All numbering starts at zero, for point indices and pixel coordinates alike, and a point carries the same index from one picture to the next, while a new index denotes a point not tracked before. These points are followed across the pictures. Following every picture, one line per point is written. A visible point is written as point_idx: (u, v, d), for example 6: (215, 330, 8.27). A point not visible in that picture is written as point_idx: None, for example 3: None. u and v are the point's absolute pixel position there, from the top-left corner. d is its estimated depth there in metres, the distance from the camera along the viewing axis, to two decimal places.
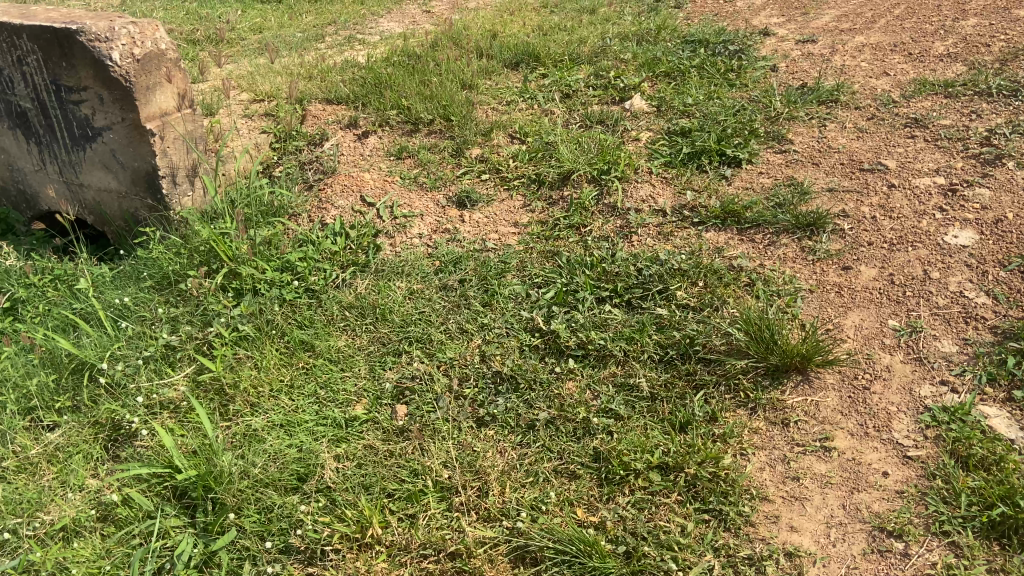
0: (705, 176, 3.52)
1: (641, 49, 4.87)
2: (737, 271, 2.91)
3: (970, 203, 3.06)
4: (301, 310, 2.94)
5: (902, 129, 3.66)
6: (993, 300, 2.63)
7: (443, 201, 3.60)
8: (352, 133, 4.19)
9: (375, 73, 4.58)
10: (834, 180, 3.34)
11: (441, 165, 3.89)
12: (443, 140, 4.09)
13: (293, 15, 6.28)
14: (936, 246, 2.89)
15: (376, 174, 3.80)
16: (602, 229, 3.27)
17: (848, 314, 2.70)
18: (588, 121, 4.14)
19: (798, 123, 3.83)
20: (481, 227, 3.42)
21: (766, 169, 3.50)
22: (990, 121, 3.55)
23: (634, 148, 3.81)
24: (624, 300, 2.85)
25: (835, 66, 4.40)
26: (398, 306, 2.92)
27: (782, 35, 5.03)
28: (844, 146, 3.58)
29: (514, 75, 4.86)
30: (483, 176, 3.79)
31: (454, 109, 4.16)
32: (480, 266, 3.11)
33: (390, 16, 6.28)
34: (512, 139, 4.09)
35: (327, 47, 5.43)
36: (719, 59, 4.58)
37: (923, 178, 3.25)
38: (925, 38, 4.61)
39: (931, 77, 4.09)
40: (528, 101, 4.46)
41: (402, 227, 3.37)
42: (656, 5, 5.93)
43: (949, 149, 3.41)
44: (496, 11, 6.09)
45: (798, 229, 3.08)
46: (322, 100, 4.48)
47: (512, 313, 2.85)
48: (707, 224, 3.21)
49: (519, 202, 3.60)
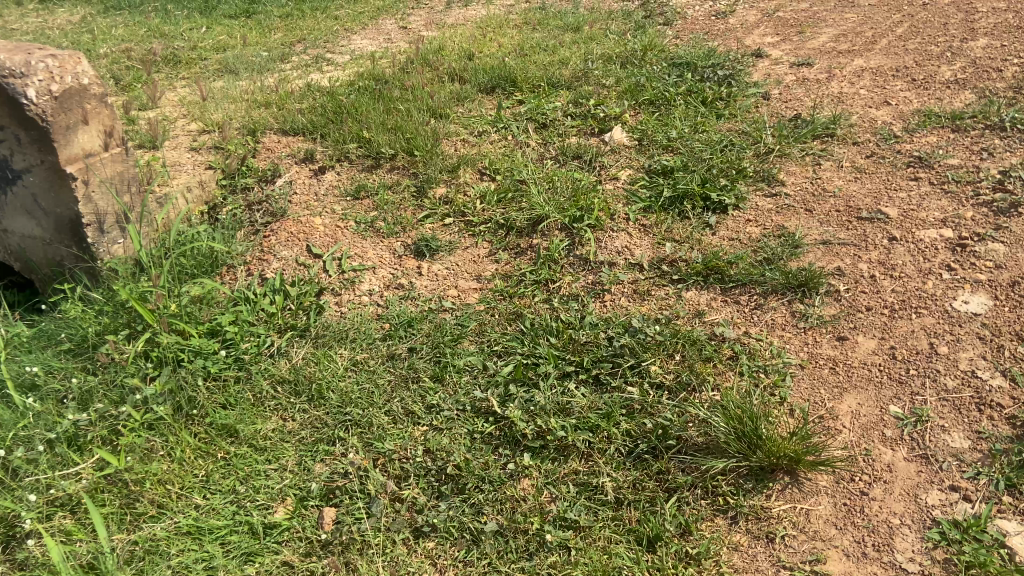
0: (688, 223, 3.20)
1: (624, 74, 4.54)
2: (719, 341, 2.59)
3: (981, 261, 2.72)
4: (229, 386, 2.63)
5: (905, 168, 3.32)
6: (1011, 383, 2.30)
7: (400, 250, 3.27)
8: (308, 169, 3.86)
9: (336, 102, 4.25)
10: (829, 230, 3.01)
11: (402, 207, 3.56)
12: (405, 176, 3.76)
13: (260, 30, 5.97)
14: (943, 312, 2.56)
15: (329, 217, 3.46)
16: (571, 287, 2.95)
17: (843, 397, 2.36)
18: (563, 156, 3.81)
19: (791, 161, 3.51)
20: (440, 281, 3.09)
21: (755, 217, 3.17)
22: (1002, 161, 3.22)
23: (612, 188, 3.49)
24: (591, 375, 2.52)
25: (832, 94, 4.07)
26: (337, 382, 2.60)
27: (776, 57, 4.71)
28: (840, 189, 3.25)
29: (487, 101, 4.53)
30: (446, 220, 3.47)
31: (419, 143, 3.84)
32: (433, 331, 2.78)
33: (363, 33, 5.95)
34: (481, 177, 3.76)
35: (292, 70, 5.11)
36: (708, 85, 4.25)
37: (927, 230, 2.91)
38: (930, 62, 4.28)
39: (937, 107, 3.76)
40: (500, 132, 4.14)
41: (351, 282, 3.04)
42: (643, 22, 5.61)
43: (957, 194, 3.08)
44: (475, 29, 5.78)
45: (788, 290, 2.76)
46: (278, 131, 4.15)
47: (465, 391, 2.52)
48: (687, 282, 2.88)
49: (483, 251, 3.27)
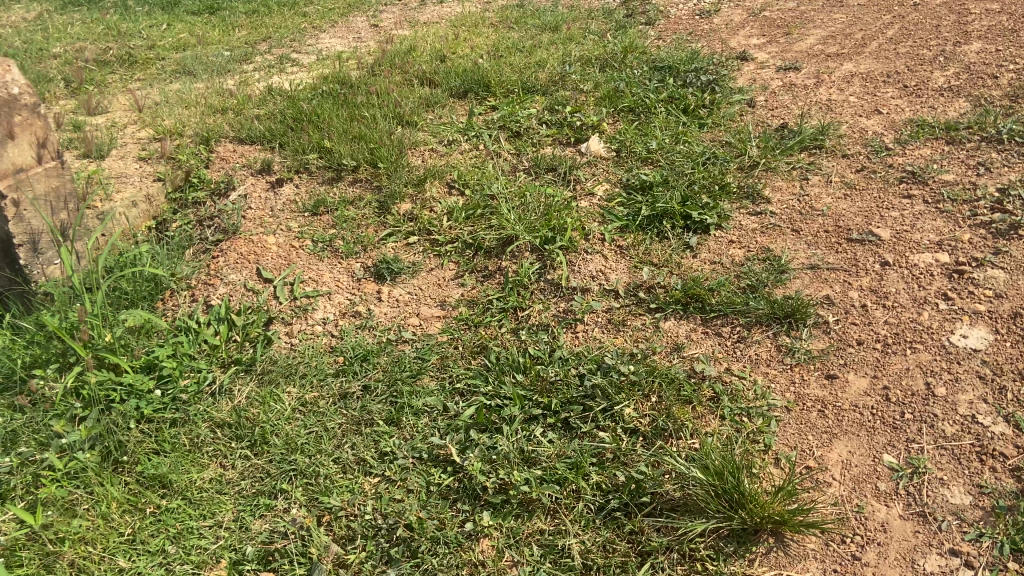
0: (667, 244, 2.99)
1: (603, 79, 4.33)
2: (699, 380, 2.39)
3: (979, 289, 2.53)
4: (164, 430, 2.40)
5: (897, 183, 3.13)
6: (1014, 430, 2.11)
7: (359, 272, 3.04)
8: (264, 181, 3.62)
9: (297, 109, 4.01)
10: (817, 254, 2.82)
11: (363, 224, 3.33)
12: (369, 190, 3.53)
13: (224, 28, 5.70)
14: (940, 348, 2.36)
15: (284, 236, 3.23)
16: (541, 316, 2.74)
17: (833, 444, 2.17)
18: (537, 168, 3.60)
19: (776, 176, 3.31)
20: (400, 308, 2.87)
21: (738, 238, 2.98)
22: (1000, 177, 3.04)
23: (587, 204, 3.28)
24: (559, 419, 2.30)
25: (820, 101, 3.88)
26: (283, 426, 2.37)
27: (762, 60, 4.51)
28: (828, 208, 3.06)
29: (459, 107, 4.31)
30: (411, 238, 3.25)
31: (383, 154, 3.61)
32: (390, 366, 2.56)
33: (332, 30, 5.71)
34: (449, 191, 3.54)
35: (255, 71, 4.86)
36: (690, 91, 4.04)
37: (922, 254, 2.72)
38: (922, 66, 4.09)
39: (930, 116, 3.57)
40: (471, 141, 3.92)
41: (303, 309, 2.81)
42: (625, 21, 5.39)
43: (953, 214, 2.89)
44: (450, 28, 5.54)
45: (773, 321, 2.56)
46: (234, 139, 3.90)
47: (422, 436, 2.31)
48: (666, 311, 2.68)
49: (449, 275, 3.06)
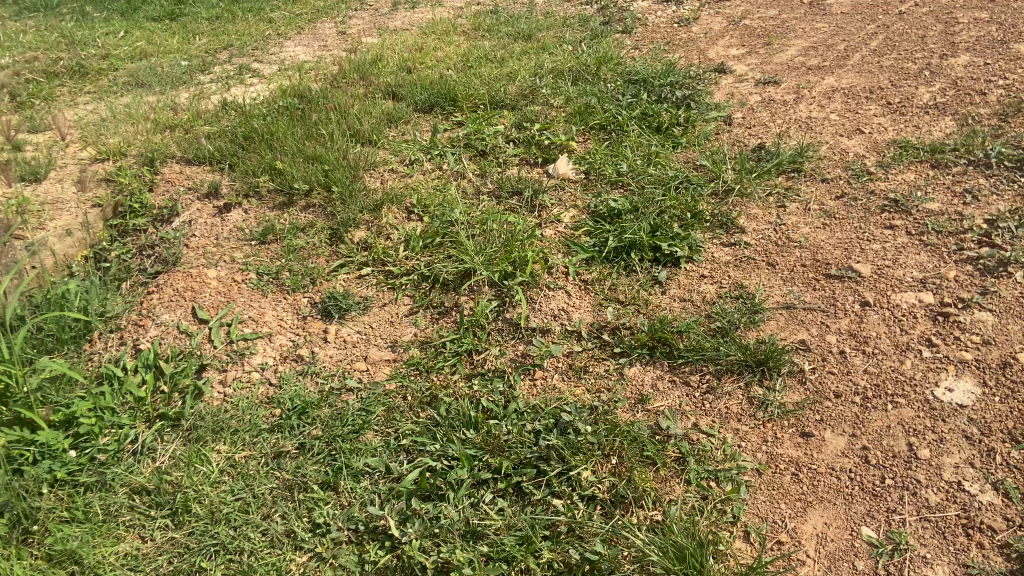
0: (635, 279, 2.80)
1: (574, 93, 4.14)
2: (664, 439, 2.20)
3: (966, 335, 2.36)
4: (79, 495, 2.18)
5: (879, 212, 2.95)
6: (1004, 500, 1.93)
7: (305, 309, 2.83)
8: (210, 206, 3.40)
9: (250, 126, 3.78)
10: (793, 291, 2.63)
11: (313, 254, 3.11)
12: (321, 216, 3.31)
13: (184, 36, 5.46)
14: (923, 402, 2.18)
15: (226, 268, 3.01)
16: (497, 361, 2.53)
17: (807, 515, 1.98)
18: (501, 192, 3.40)
19: (752, 202, 3.13)
20: (347, 350, 2.66)
21: (710, 272, 2.79)
22: (989, 206, 2.86)
23: (551, 233, 3.08)
24: (511, 484, 2.10)
25: (799, 120, 3.70)
26: (208, 492, 2.16)
27: (741, 73, 4.32)
28: (806, 239, 2.87)
29: (424, 122, 4.10)
30: (363, 270, 3.03)
31: (336, 177, 3.39)
32: (330, 419, 2.36)
33: (298, 38, 5.48)
34: (408, 217, 3.33)
35: (211, 83, 4.63)
36: (664, 107, 3.85)
37: (905, 293, 2.54)
38: (907, 81, 3.92)
39: (915, 137, 3.40)
40: (434, 161, 3.71)
41: (240, 354, 2.59)
42: (601, 29, 5.20)
43: (938, 247, 2.71)
44: (419, 35, 5.33)
45: (746, 369, 2.37)
46: (181, 159, 3.67)
47: (360, 505, 2.11)
48: (631, 356, 2.48)
49: (402, 311, 2.85)
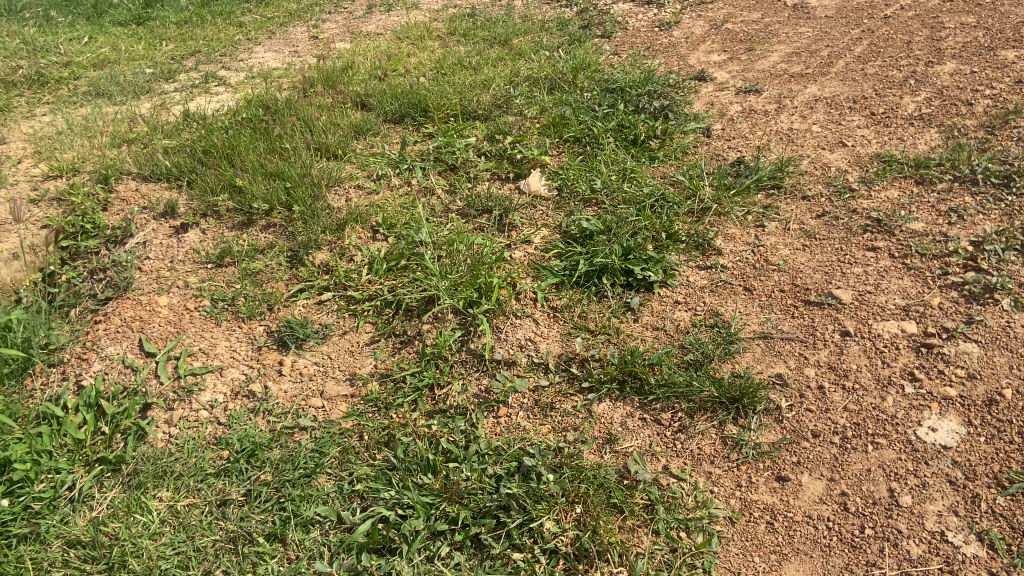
0: (606, 305, 2.67)
1: (550, 103, 4.01)
2: (632, 484, 2.07)
3: (950, 368, 2.24)
4: (9, 550, 2.03)
5: (861, 232, 2.84)
6: (989, 552, 1.82)
7: (260, 339, 2.68)
8: (166, 225, 3.25)
9: (210, 140, 3.63)
10: (771, 320, 2.52)
11: (272, 278, 2.97)
12: (282, 236, 3.16)
13: (151, 41, 5.28)
14: (905, 443, 2.07)
15: (179, 294, 2.86)
16: (460, 396, 2.39)
17: (782, 568, 1.86)
18: (470, 210, 3.27)
19: (729, 222, 3.01)
20: (303, 384, 2.51)
21: (684, 298, 2.67)
22: (974, 227, 2.75)
23: (521, 255, 2.95)
24: (468, 536, 1.98)
25: (779, 133, 3.59)
26: (146, 546, 2.03)
27: (721, 80, 4.20)
28: (785, 262, 2.76)
29: (394, 134, 3.96)
30: (324, 295, 2.89)
31: (298, 196, 3.25)
32: (281, 462, 2.22)
33: (268, 42, 5.32)
34: (373, 236, 3.19)
35: (175, 92, 4.47)
36: (641, 118, 3.73)
37: (886, 322, 2.43)
38: (891, 90, 3.80)
39: (899, 151, 3.29)
40: (402, 176, 3.57)
41: (187, 391, 2.44)
42: (580, 34, 5.06)
43: (921, 271, 2.60)
44: (393, 41, 5.18)
45: (721, 406, 2.24)
46: (137, 176, 3.51)
47: (308, 559, 1.99)
48: (600, 391, 2.35)
49: (363, 340, 2.71)
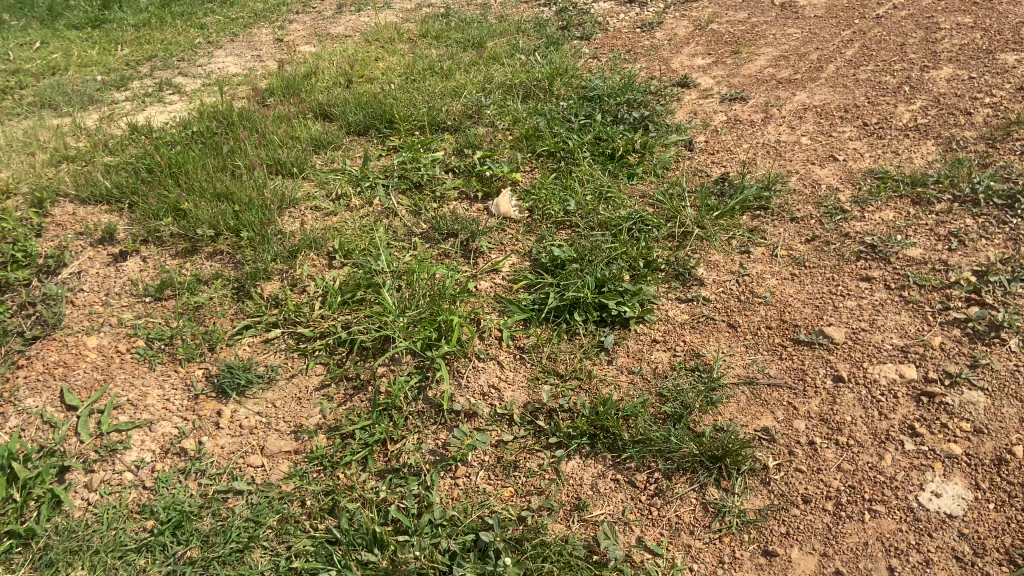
0: (578, 345, 2.44)
1: (523, 114, 3.77)
2: (602, 561, 1.84)
3: (954, 421, 2.02)
4: None
5: (855, 260, 2.62)
6: None
7: (197, 386, 2.43)
8: (104, 253, 2.99)
9: (155, 158, 3.37)
10: (757, 362, 2.29)
11: (215, 314, 2.71)
12: (229, 265, 2.91)
13: (105, 46, 4.99)
14: (906, 511, 1.85)
15: (110, 334, 2.61)
16: (414, 454, 2.16)
17: None
18: (435, 234, 3.03)
19: (713, 247, 2.78)
20: (241, 439, 2.27)
21: (663, 336, 2.44)
22: (977, 254, 2.53)
23: (486, 286, 2.72)
24: None
25: (766, 146, 3.36)
26: None
27: (705, 86, 3.97)
28: (771, 294, 2.54)
29: (356, 148, 3.71)
30: (271, 332, 2.64)
31: (246, 219, 2.99)
32: (210, 535, 1.97)
33: (231, 46, 5.05)
34: (328, 264, 2.95)
35: (125, 102, 4.19)
36: (619, 130, 3.50)
37: (883, 365, 2.21)
38: (885, 97, 3.58)
39: (894, 167, 3.07)
40: (363, 195, 3.32)
41: (110, 451, 2.20)
42: (558, 35, 4.81)
43: (920, 305, 2.38)
44: (362, 44, 4.92)
45: (702, 465, 2.02)
46: (75, 198, 3.25)
47: None
48: (569, 447, 2.12)
49: (312, 385, 2.46)
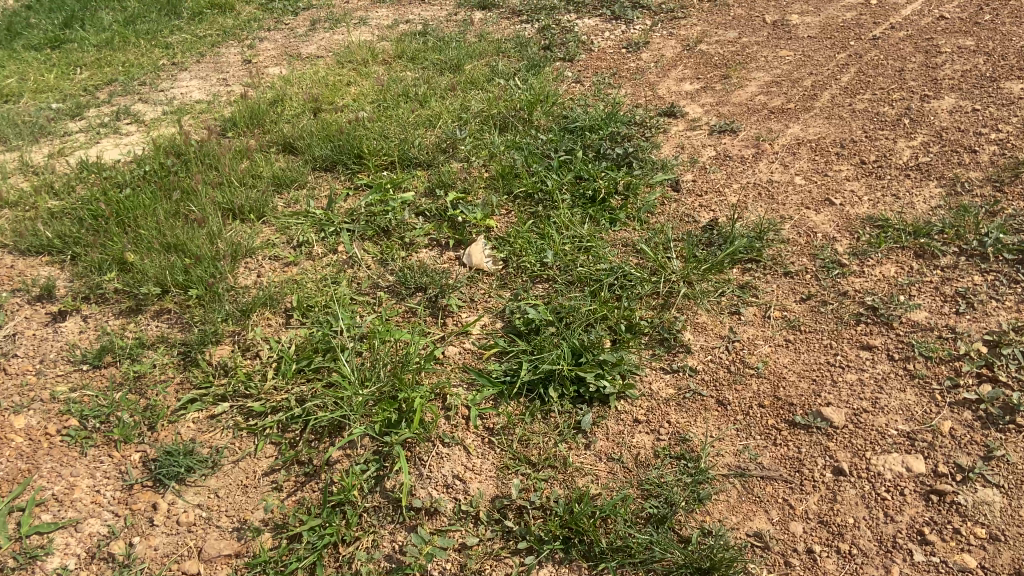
0: (552, 425, 2.22)
1: (500, 148, 3.55)
2: None
3: (967, 525, 1.82)
4: None
5: (854, 324, 2.41)
6: None
7: (132, 473, 2.21)
8: (42, 312, 2.75)
9: (101, 202, 3.13)
10: (749, 448, 2.09)
11: (157, 384, 2.48)
12: (176, 325, 2.68)
13: (63, 68, 4.74)
14: None
15: (40, 410, 2.38)
16: (369, 562, 1.93)
17: None
18: (402, 288, 2.80)
19: (700, 307, 2.56)
20: (178, 540, 2.05)
21: (646, 414, 2.22)
22: (987, 320, 2.32)
23: (455, 353, 2.50)
24: None
25: (758, 187, 3.15)
26: None
27: (693, 116, 3.75)
28: (764, 364, 2.33)
29: (322, 185, 3.48)
30: (218, 407, 2.39)
31: (195, 274, 2.75)
32: None
33: (196, 68, 4.80)
34: (285, 323, 2.70)
35: (79, 134, 3.95)
36: (602, 168, 3.28)
37: (888, 455, 2.00)
38: (883, 131, 3.37)
39: (895, 213, 2.86)
40: (326, 242, 3.08)
41: (30, 557, 1.98)
42: (540, 56, 4.58)
43: (927, 382, 2.17)
44: (334, 66, 4.68)
45: None
46: (14, 249, 3.01)
47: None
48: (540, 553, 1.90)
49: (260, 469, 2.22)
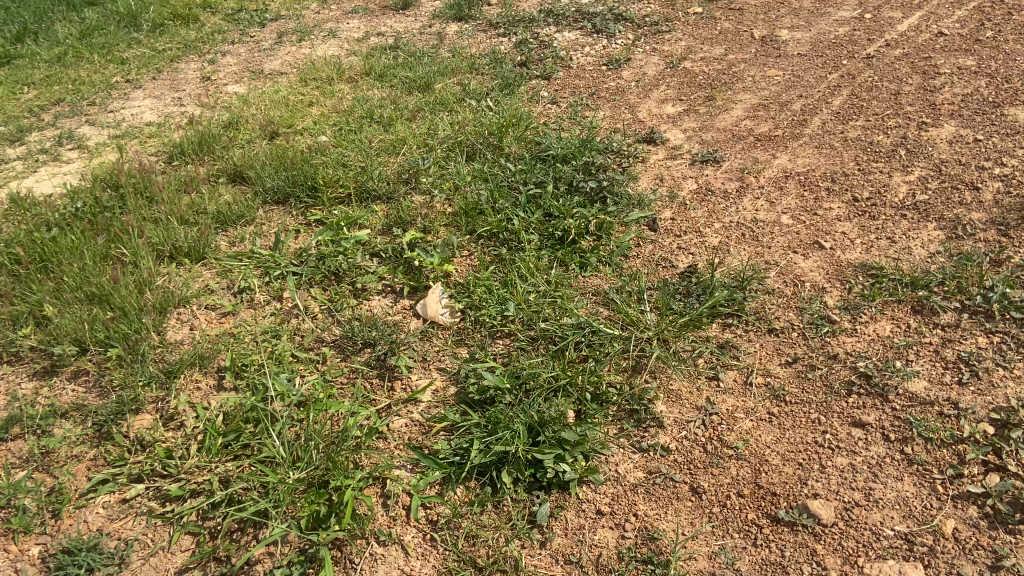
0: (504, 516, 1.96)
1: (465, 180, 3.28)
2: None
3: None
4: None
5: (846, 396, 2.15)
6: None
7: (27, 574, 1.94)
8: None
9: (24, 244, 2.85)
10: (725, 550, 1.83)
11: (67, 460, 2.21)
12: (94, 389, 2.41)
13: (9, 86, 4.45)
14: None
15: None
16: None
17: None
18: (348, 345, 2.54)
19: (675, 372, 2.31)
20: None
21: (611, 505, 1.97)
22: (995, 392, 2.07)
23: (400, 426, 2.24)
24: None
25: (741, 226, 2.89)
26: None
27: (674, 143, 3.49)
28: (744, 444, 2.07)
29: (272, 221, 3.21)
30: (131, 489, 2.12)
31: (118, 331, 2.49)
32: None
33: (152, 85, 4.52)
34: (217, 386, 2.43)
35: (16, 162, 3.67)
36: (573, 204, 3.01)
37: (883, 563, 1.75)
38: (878, 163, 3.11)
39: (890, 260, 2.60)
40: (270, 289, 2.82)
41: None
42: (515, 74, 4.32)
43: (927, 469, 1.92)
44: (297, 83, 4.41)
45: None
46: None
47: None
48: None
49: (173, 568, 1.96)
